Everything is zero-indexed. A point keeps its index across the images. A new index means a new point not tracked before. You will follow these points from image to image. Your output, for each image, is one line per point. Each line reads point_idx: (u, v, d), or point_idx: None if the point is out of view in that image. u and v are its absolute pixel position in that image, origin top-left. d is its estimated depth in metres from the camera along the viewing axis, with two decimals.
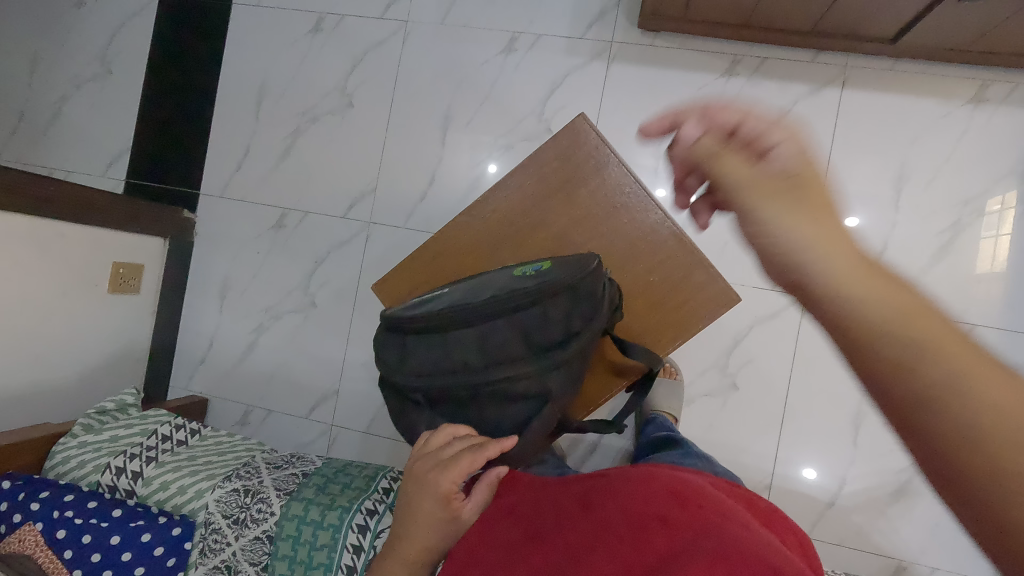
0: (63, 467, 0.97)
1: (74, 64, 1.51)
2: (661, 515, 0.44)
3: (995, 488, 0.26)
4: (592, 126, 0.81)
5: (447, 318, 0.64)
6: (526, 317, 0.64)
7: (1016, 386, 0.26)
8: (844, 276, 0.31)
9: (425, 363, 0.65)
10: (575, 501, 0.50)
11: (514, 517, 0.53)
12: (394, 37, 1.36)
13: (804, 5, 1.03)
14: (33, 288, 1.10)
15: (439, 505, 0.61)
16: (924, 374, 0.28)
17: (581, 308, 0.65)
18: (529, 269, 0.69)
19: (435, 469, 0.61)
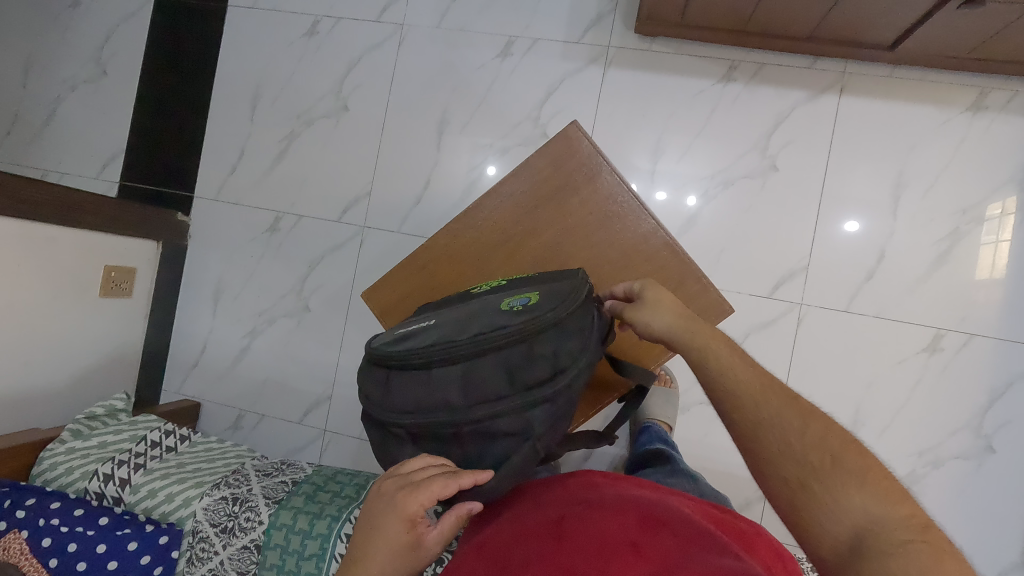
0: (50, 473, 0.95)
1: (69, 65, 1.51)
2: (632, 542, 0.45)
3: (811, 502, 0.46)
4: (585, 134, 0.80)
5: (429, 355, 0.62)
6: (511, 354, 0.61)
7: (808, 436, 0.49)
8: (733, 384, 0.53)
9: (405, 399, 0.62)
10: (550, 522, 0.51)
11: (493, 541, 0.53)
12: (390, 41, 1.35)
13: (802, 11, 1.02)
14: (24, 291, 1.09)
15: (400, 531, 0.54)
16: (768, 441, 0.50)
17: (569, 344, 0.62)
18: (517, 302, 0.66)
19: (401, 492, 0.55)
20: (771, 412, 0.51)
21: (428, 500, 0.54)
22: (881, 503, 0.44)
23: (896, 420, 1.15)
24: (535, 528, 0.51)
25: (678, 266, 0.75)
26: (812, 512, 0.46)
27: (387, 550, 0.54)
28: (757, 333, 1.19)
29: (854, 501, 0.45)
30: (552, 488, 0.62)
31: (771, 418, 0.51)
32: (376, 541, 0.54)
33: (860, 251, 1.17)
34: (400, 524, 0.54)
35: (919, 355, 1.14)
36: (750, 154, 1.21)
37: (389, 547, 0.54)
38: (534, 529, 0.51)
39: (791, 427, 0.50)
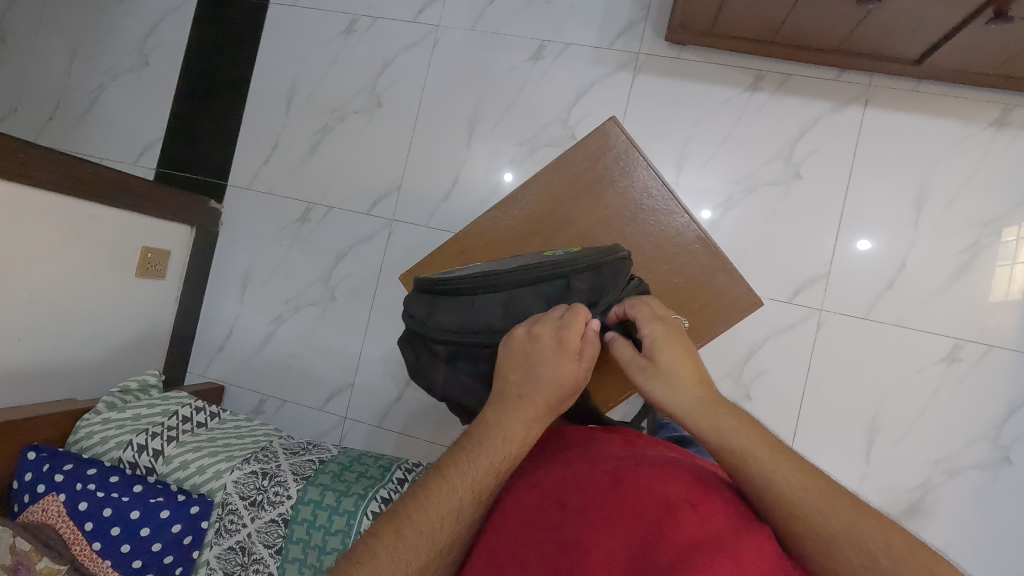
0: (87, 442, 0.98)
1: (113, 55, 1.56)
2: (690, 501, 0.48)
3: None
4: (622, 129, 0.82)
5: (475, 281, 0.66)
6: (552, 287, 0.67)
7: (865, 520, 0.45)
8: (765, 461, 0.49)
9: (450, 319, 0.67)
10: (605, 472, 0.53)
11: (547, 478, 0.56)
12: (425, 41, 1.40)
13: (830, 24, 1.05)
14: (65, 267, 1.13)
15: (565, 366, 0.58)
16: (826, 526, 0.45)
17: (607, 284, 0.68)
18: (557, 252, 0.73)
19: (560, 331, 0.58)
20: (822, 500, 0.46)
21: (584, 330, 0.59)
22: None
23: (913, 429, 1.15)
24: (590, 473, 0.54)
25: (708, 261, 0.78)
26: None
27: (554, 383, 0.57)
28: (776, 337, 1.21)
29: None
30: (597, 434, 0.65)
31: (820, 506, 0.46)
32: (542, 376, 0.57)
33: (881, 260, 1.19)
34: (566, 358, 0.58)
35: (938, 365, 1.15)
36: (774, 162, 1.24)
37: (557, 378, 0.57)
38: (590, 474, 0.53)
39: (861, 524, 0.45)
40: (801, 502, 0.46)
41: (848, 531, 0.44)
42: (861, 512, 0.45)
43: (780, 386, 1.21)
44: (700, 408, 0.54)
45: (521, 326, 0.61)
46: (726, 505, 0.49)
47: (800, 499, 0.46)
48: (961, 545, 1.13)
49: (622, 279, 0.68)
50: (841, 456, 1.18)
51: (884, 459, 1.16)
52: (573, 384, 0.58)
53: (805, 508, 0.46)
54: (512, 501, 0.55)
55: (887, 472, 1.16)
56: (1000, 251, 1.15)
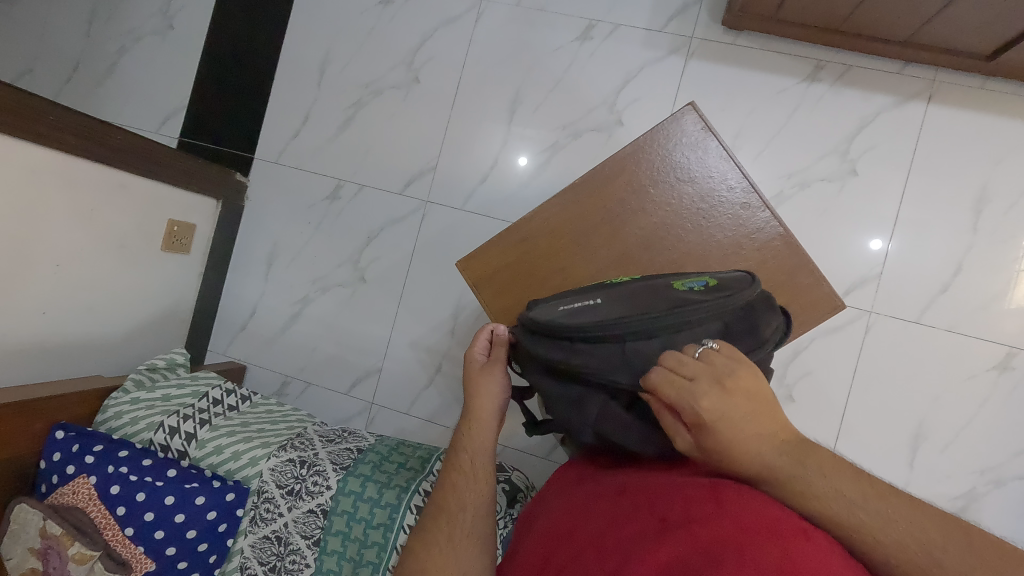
0: (115, 422, 0.94)
1: (135, 16, 1.49)
2: (802, 527, 0.42)
3: None
4: (700, 116, 0.78)
5: (628, 325, 0.55)
6: (711, 329, 0.57)
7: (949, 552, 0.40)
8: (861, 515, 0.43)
9: (596, 364, 0.56)
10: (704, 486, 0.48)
11: (640, 485, 0.53)
12: (467, 15, 1.33)
13: (905, 15, 1.00)
14: (93, 238, 1.08)
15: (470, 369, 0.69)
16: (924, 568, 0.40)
17: (767, 323, 0.58)
18: (694, 283, 0.62)
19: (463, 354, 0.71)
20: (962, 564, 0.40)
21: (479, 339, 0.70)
22: None
23: (959, 437, 1.13)
24: (687, 488, 0.49)
25: (790, 258, 0.74)
26: None
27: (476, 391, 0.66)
28: (822, 338, 1.18)
29: None
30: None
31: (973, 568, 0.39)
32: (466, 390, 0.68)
33: (933, 264, 1.15)
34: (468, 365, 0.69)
35: (989, 373, 1.12)
36: (830, 157, 1.20)
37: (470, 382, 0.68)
38: (686, 487, 0.49)
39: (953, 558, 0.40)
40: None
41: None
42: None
43: (824, 388, 1.18)
44: (808, 474, 0.45)
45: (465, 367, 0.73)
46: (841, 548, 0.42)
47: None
48: None
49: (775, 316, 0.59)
50: (884, 465, 1.15)
51: (929, 466, 1.14)
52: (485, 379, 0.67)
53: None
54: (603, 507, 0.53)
55: (929, 480, 1.14)
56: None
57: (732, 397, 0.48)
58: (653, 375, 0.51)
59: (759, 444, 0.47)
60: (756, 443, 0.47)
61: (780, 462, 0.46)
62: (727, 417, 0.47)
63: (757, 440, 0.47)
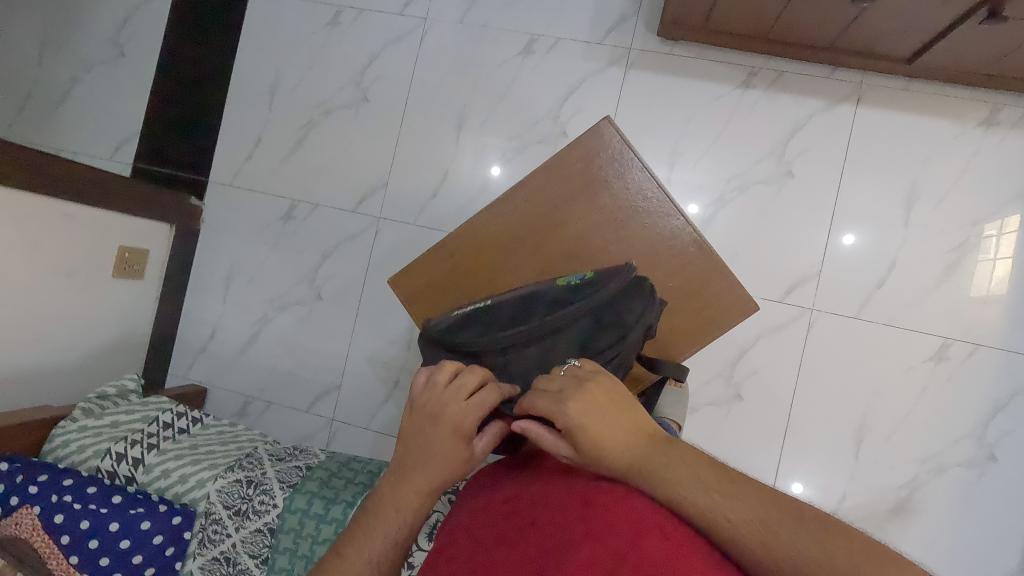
0: (62, 451, 0.95)
1: (87, 45, 1.50)
2: (658, 525, 0.42)
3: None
4: (617, 130, 0.80)
5: (505, 339, 0.64)
6: (580, 327, 0.66)
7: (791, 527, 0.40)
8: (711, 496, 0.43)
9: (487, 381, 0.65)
10: (578, 491, 0.47)
11: (528, 487, 0.52)
12: (412, 34, 1.36)
13: (826, 21, 1.04)
14: (39, 268, 1.09)
15: (451, 407, 0.55)
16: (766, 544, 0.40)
17: (631, 308, 0.67)
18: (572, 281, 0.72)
19: (440, 382, 0.57)
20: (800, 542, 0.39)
21: (470, 383, 0.57)
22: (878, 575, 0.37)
23: (901, 428, 1.16)
24: (561, 493, 0.48)
25: (704, 264, 0.77)
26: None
27: (452, 435, 0.55)
28: (767, 336, 1.21)
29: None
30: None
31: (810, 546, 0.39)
32: (436, 427, 0.55)
33: (869, 261, 1.19)
34: (449, 400, 0.56)
35: (926, 364, 1.16)
36: (767, 160, 1.23)
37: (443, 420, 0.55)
38: (560, 492, 0.48)
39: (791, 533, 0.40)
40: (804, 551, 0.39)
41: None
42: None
43: (771, 385, 1.21)
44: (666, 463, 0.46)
45: (428, 379, 0.58)
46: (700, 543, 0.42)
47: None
48: (947, 543, 1.14)
49: (642, 299, 0.68)
50: (832, 458, 1.18)
51: (875, 457, 1.17)
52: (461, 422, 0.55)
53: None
54: (489, 510, 0.53)
55: (876, 471, 1.17)
56: (1006, 245, 1.15)
57: (596, 398, 0.52)
58: (529, 396, 0.55)
59: (625, 441, 0.49)
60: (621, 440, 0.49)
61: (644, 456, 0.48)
62: (591, 417, 0.50)
63: (621, 439, 0.49)
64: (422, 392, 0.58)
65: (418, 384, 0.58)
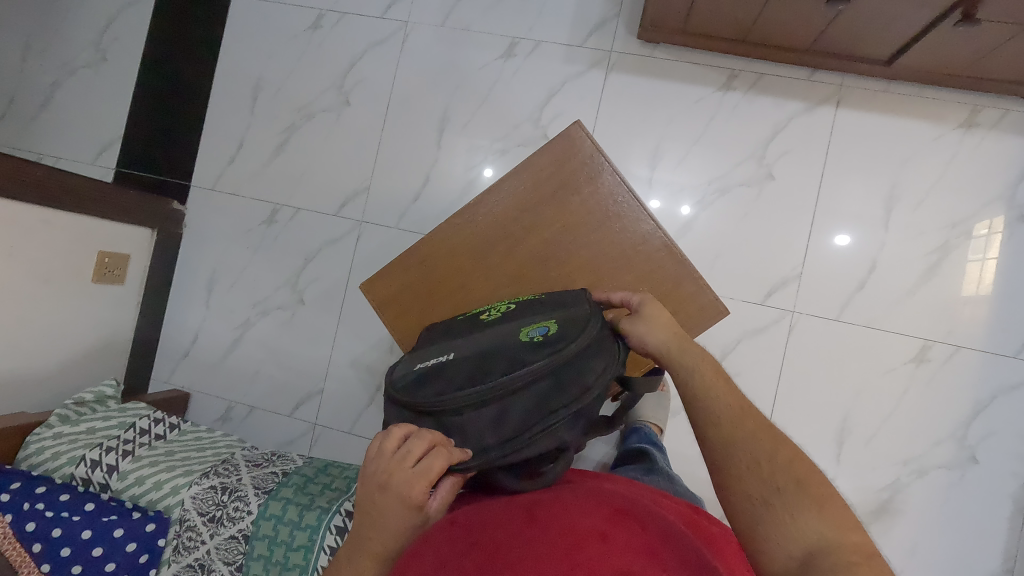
0: (36, 458, 0.94)
1: (69, 49, 1.50)
2: (599, 530, 0.45)
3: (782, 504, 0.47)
4: (588, 134, 0.80)
5: (457, 402, 0.58)
6: (538, 388, 0.58)
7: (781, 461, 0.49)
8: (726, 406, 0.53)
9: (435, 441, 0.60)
10: (522, 506, 0.50)
11: (469, 512, 0.52)
12: (393, 38, 1.36)
13: (803, 23, 1.04)
14: (17, 273, 1.09)
15: (398, 479, 0.54)
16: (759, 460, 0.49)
17: (592, 366, 0.60)
18: (536, 332, 0.63)
19: (389, 449, 0.56)
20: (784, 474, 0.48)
21: (416, 450, 0.55)
22: (830, 531, 0.45)
23: (882, 429, 1.16)
24: (508, 509, 0.50)
25: (675, 268, 0.76)
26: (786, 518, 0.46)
27: (402, 504, 0.55)
28: (749, 339, 1.21)
29: (815, 520, 0.45)
30: (589, 479, 0.63)
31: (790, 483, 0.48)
32: (383, 497, 0.55)
33: (850, 263, 1.19)
34: (396, 471, 0.55)
35: (906, 366, 1.16)
36: (747, 162, 1.23)
37: (390, 490, 0.55)
38: (507, 508, 0.51)
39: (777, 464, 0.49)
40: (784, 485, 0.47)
41: (817, 539, 0.45)
42: (835, 519, 0.46)
43: (752, 387, 1.21)
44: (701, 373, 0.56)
45: (378, 445, 0.57)
46: (641, 537, 0.45)
47: (779, 501, 0.47)
48: (929, 545, 1.14)
49: (603, 354, 0.61)
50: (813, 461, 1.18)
51: (856, 460, 1.17)
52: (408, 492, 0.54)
53: (784, 508, 0.46)
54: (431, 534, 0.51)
55: (857, 474, 1.17)
56: (994, 246, 1.15)
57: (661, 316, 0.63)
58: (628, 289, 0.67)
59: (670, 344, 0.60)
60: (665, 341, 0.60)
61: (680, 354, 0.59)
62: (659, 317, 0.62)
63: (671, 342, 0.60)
64: (371, 460, 0.57)
65: (369, 450, 0.58)
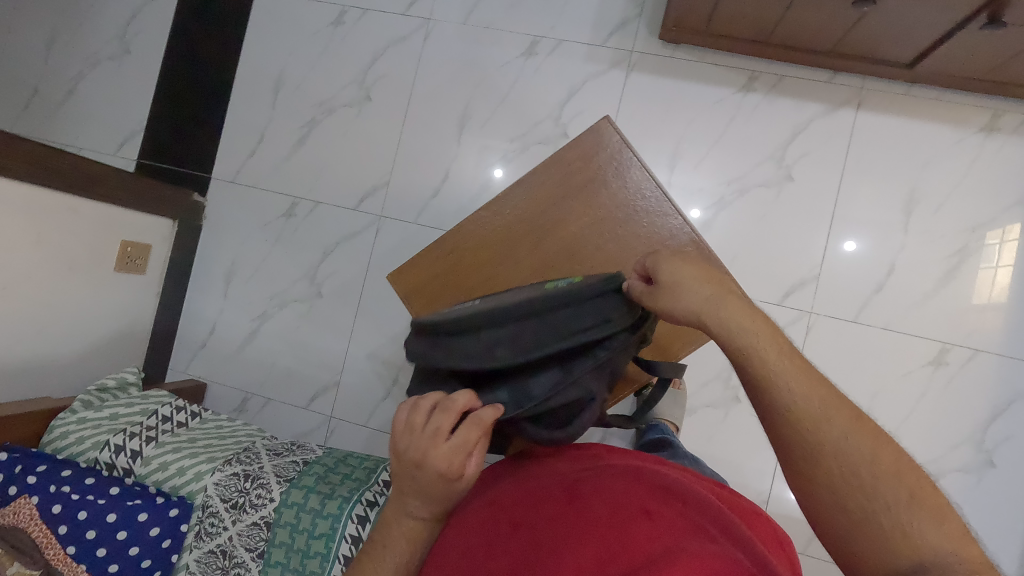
0: (61, 443, 0.95)
1: (93, 41, 1.51)
2: (643, 508, 0.45)
3: (890, 520, 0.42)
4: (617, 129, 0.80)
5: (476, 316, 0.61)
6: (557, 313, 0.59)
7: (889, 464, 0.44)
8: (819, 408, 0.46)
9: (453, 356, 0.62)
10: (563, 486, 0.51)
11: (509, 496, 0.53)
12: (415, 34, 1.37)
13: (827, 25, 1.04)
14: (43, 259, 1.10)
15: (435, 457, 0.50)
16: (862, 466, 0.44)
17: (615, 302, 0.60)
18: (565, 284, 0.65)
19: (417, 425, 0.52)
20: (892, 479, 0.43)
21: (451, 422, 0.51)
22: (952, 542, 0.41)
23: (898, 432, 1.16)
24: (551, 488, 0.51)
25: (703, 264, 0.76)
26: (896, 534, 0.42)
27: (442, 481, 0.51)
28: None
29: (928, 532, 0.41)
30: (621, 454, 0.63)
31: (899, 492, 0.43)
32: (422, 475, 0.51)
33: (869, 265, 1.19)
34: (432, 447, 0.50)
35: (924, 369, 1.16)
36: (766, 163, 1.24)
37: (426, 468, 0.50)
38: (551, 488, 0.51)
39: (882, 470, 0.43)
40: (889, 497, 0.43)
41: (934, 555, 0.40)
42: (952, 528, 0.41)
43: None
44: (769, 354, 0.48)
45: (403, 420, 0.53)
46: (682, 516, 0.45)
47: (889, 516, 0.42)
48: None
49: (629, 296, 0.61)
50: None
51: None
52: (449, 468, 0.50)
53: (896, 526, 0.42)
54: (473, 523, 0.51)
55: None
56: (1008, 253, 1.15)
57: (692, 270, 0.53)
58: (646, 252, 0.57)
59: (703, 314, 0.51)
60: (696, 308, 0.52)
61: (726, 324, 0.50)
62: (689, 279, 0.53)
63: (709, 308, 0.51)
64: (400, 439, 0.52)
65: (393, 428, 0.53)
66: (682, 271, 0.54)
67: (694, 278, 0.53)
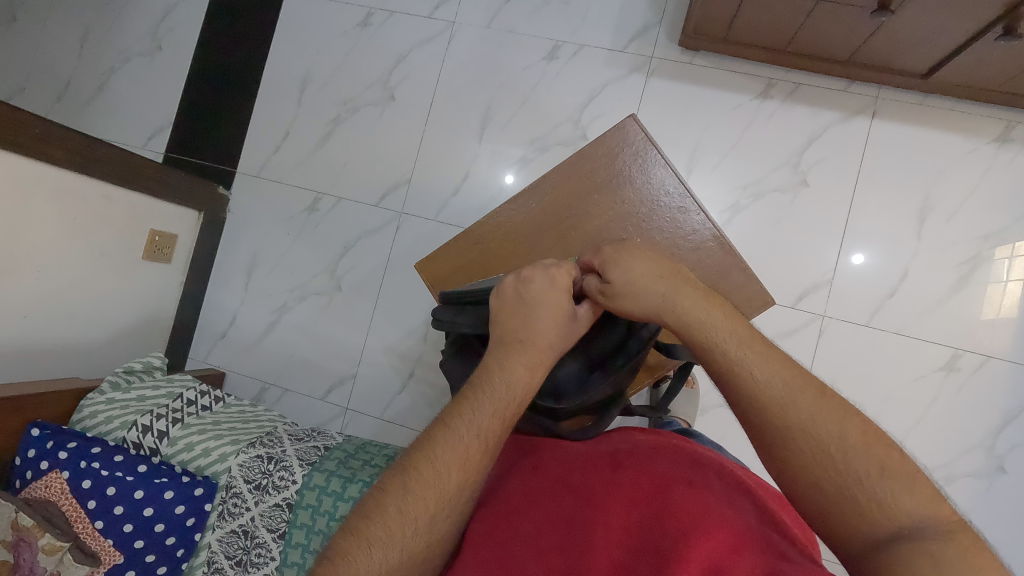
0: (91, 421, 0.98)
1: (126, 37, 1.56)
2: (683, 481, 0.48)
3: (861, 493, 0.40)
4: (642, 126, 0.82)
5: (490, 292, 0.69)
6: None
7: (853, 433, 0.41)
8: (785, 388, 0.43)
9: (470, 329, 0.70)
10: (605, 454, 0.53)
11: (549, 461, 0.55)
12: (440, 37, 1.41)
13: (843, 36, 1.07)
14: (75, 244, 1.13)
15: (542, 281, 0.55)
16: (828, 442, 0.41)
17: None
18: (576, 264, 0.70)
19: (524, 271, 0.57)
20: (858, 448, 0.40)
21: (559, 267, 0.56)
22: (925, 507, 0.39)
23: (909, 436, 1.17)
24: (591, 456, 0.53)
25: (723, 260, 0.79)
26: (873, 509, 0.39)
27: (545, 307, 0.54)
28: (779, 341, 1.23)
29: (903, 501, 0.39)
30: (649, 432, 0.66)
31: (866, 464, 0.40)
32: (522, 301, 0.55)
33: (881, 271, 1.21)
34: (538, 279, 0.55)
35: (936, 374, 1.17)
36: (782, 169, 1.26)
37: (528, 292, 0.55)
38: (593, 456, 0.53)
39: (850, 443, 0.41)
40: (855, 471, 0.40)
41: (910, 523, 0.38)
42: (924, 492, 0.39)
43: None
44: (726, 335, 0.47)
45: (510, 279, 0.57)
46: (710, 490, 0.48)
47: (858, 487, 0.40)
48: None
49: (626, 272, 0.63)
50: None
51: None
52: (551, 295, 0.54)
53: (870, 500, 0.39)
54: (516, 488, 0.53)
55: None
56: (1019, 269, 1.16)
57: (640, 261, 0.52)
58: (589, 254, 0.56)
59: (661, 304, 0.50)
60: (652, 299, 0.50)
61: (681, 311, 0.49)
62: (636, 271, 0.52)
63: (665, 295, 0.50)
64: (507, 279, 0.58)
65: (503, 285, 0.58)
66: (632, 265, 0.52)
67: (646, 271, 0.52)
